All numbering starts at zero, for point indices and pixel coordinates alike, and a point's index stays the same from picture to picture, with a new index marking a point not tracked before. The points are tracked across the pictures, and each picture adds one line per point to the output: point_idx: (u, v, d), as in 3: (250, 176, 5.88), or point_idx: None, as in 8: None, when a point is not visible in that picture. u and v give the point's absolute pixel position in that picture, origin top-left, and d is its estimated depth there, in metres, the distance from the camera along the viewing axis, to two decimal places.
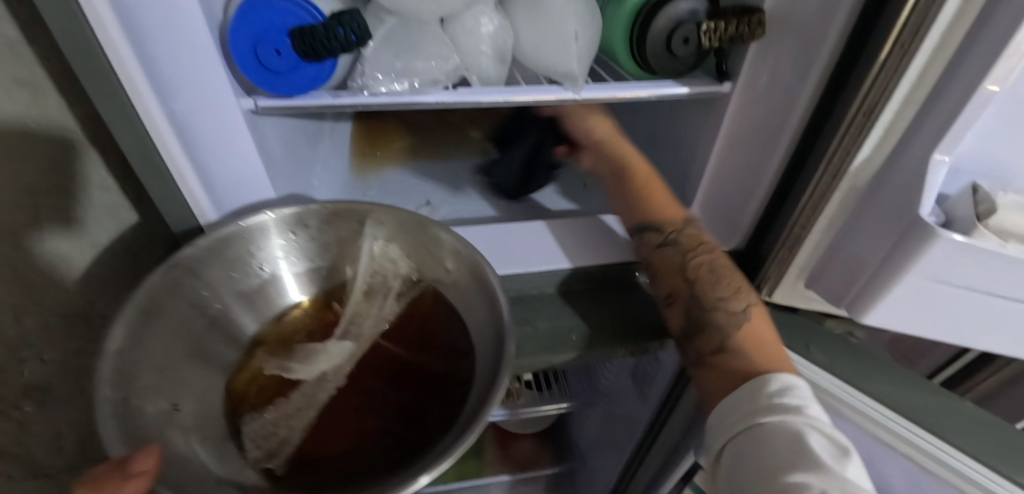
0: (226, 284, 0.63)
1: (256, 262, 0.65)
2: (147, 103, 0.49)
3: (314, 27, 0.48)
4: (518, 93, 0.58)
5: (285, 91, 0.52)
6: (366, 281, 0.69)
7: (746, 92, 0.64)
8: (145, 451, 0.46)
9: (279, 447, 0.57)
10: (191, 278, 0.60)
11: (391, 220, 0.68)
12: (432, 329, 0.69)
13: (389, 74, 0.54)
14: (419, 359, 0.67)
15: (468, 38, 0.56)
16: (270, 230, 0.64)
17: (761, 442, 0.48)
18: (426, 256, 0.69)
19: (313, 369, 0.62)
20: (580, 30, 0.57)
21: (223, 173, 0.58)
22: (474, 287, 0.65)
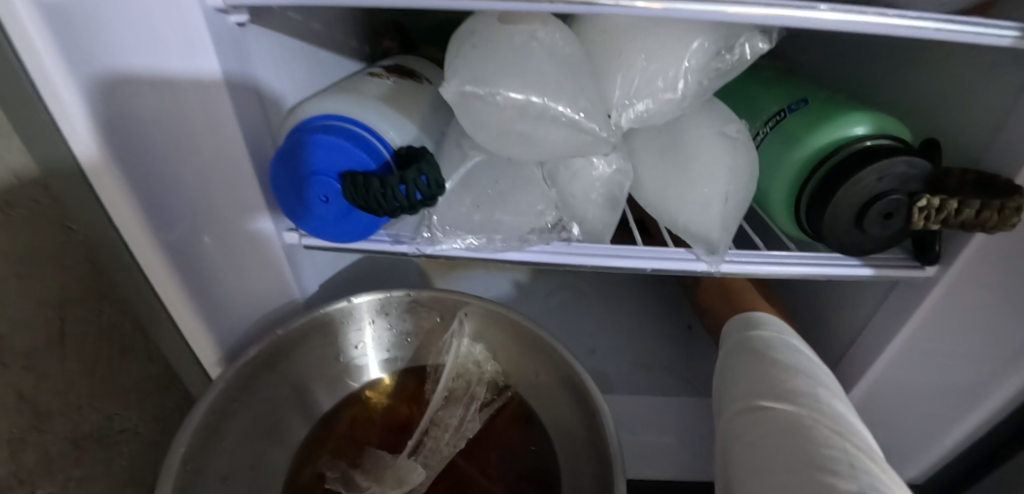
0: (295, 376, 0.53)
1: (331, 352, 0.55)
2: (142, 227, 0.42)
3: (371, 177, 0.36)
4: (630, 259, 0.44)
5: (329, 236, 0.42)
6: (448, 388, 0.56)
7: (963, 290, 0.44)
8: None
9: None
10: (264, 374, 0.50)
11: (486, 316, 0.57)
12: (515, 450, 0.54)
13: (462, 227, 0.42)
14: (502, 490, 0.50)
15: (572, 184, 0.42)
16: (351, 318, 0.55)
17: (747, 363, 0.46)
18: (519, 360, 0.57)
19: (382, 492, 0.48)
20: (727, 187, 0.41)
21: (250, 302, 0.49)
22: (570, 410, 0.52)
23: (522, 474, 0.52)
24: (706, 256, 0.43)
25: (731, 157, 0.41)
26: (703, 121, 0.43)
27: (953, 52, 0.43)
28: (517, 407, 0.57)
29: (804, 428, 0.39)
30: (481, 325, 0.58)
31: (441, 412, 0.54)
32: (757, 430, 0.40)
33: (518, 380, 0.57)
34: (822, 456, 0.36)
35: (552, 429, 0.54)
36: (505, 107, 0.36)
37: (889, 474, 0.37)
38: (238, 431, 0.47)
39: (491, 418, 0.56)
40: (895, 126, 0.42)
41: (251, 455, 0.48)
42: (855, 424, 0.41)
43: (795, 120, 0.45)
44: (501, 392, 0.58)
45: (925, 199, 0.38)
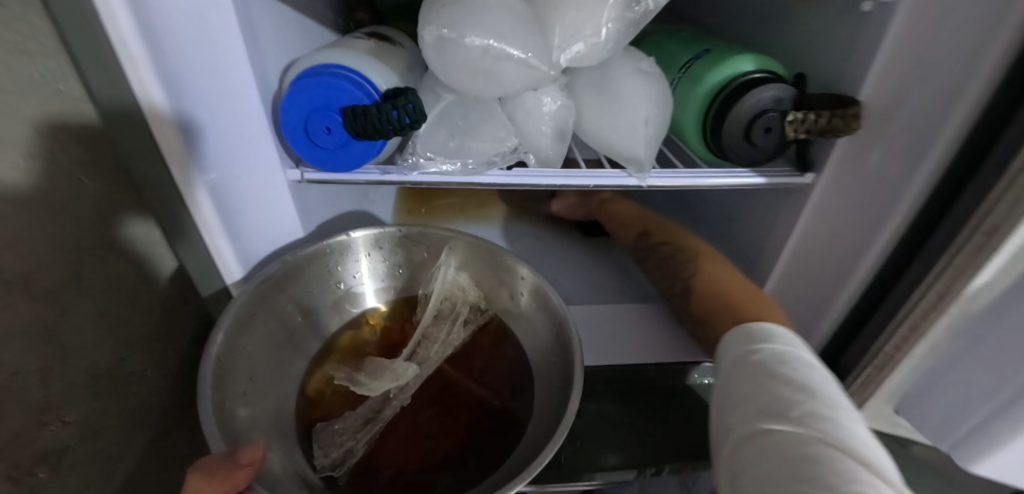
0: (302, 298, 0.61)
1: (332, 279, 0.63)
2: (186, 168, 0.46)
3: (367, 108, 0.45)
4: (576, 177, 0.54)
5: (329, 166, 0.50)
6: (437, 307, 0.65)
7: (833, 188, 0.57)
8: (252, 447, 0.44)
9: (344, 456, 0.52)
10: (276, 292, 0.57)
11: (467, 248, 0.66)
12: (494, 356, 0.64)
13: (440, 153, 0.51)
14: (485, 389, 0.61)
15: (527, 117, 0.53)
16: (348, 250, 0.63)
17: (748, 380, 0.45)
18: (499, 286, 0.66)
19: (383, 385, 0.56)
20: (649, 115, 0.52)
21: (262, 240, 0.56)
22: (541, 320, 0.62)
23: (501, 375, 0.62)
24: (635, 173, 0.55)
25: (650, 90, 0.52)
26: (627, 64, 0.54)
27: (811, 5, 0.56)
28: (496, 326, 0.66)
29: (816, 452, 0.37)
30: (464, 258, 0.66)
31: (432, 328, 0.63)
32: (767, 456, 0.39)
33: (496, 303, 0.66)
34: (832, 482, 0.35)
35: (525, 340, 0.64)
36: (472, 48, 0.46)
37: None
38: (257, 338, 0.55)
39: (474, 334, 0.65)
40: (774, 64, 0.55)
41: (270, 360, 0.57)
42: (876, 450, 0.39)
43: (699, 64, 0.56)
44: (482, 313, 0.66)
45: (793, 115, 0.51)
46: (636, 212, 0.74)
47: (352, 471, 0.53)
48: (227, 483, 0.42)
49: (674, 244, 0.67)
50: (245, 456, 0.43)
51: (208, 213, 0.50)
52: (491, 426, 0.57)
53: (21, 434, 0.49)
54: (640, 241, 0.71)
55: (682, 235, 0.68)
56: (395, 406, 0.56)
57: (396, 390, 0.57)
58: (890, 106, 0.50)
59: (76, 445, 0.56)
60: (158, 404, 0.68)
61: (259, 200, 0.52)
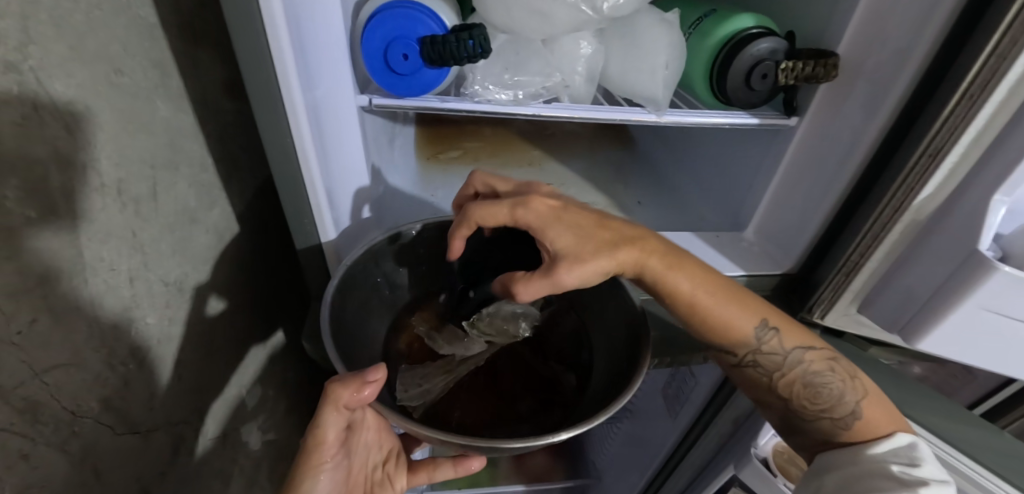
0: (394, 273, 0.65)
1: (418, 260, 0.67)
2: (294, 92, 0.51)
3: (445, 37, 0.53)
4: (606, 113, 0.63)
5: (399, 91, 0.57)
6: (517, 289, 0.66)
7: (811, 127, 0.69)
8: (376, 364, 0.43)
9: (422, 395, 0.60)
10: (372, 265, 0.62)
11: None
12: (563, 338, 0.67)
13: (497, 85, 0.60)
14: (551, 370, 0.65)
15: (568, 57, 0.62)
16: (432, 235, 0.66)
17: (874, 485, 0.53)
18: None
19: (461, 345, 0.63)
20: (669, 59, 0.62)
21: (336, 178, 0.60)
22: (608, 298, 0.63)
23: (569, 356, 0.65)
24: (653, 108, 0.64)
25: (671, 38, 0.62)
26: (651, 17, 0.63)
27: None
28: (572, 317, 0.67)
29: None
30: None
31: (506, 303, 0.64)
32: None
33: (574, 292, 0.67)
34: None
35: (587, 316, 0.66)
36: None
37: None
38: (357, 299, 0.60)
39: (548, 318, 0.68)
40: (770, 24, 0.66)
41: (369, 316, 0.62)
42: None
43: (706, 22, 0.67)
44: (558, 299, 0.68)
45: (787, 62, 0.61)
46: (715, 288, 0.61)
47: (426, 407, 0.59)
48: (357, 396, 0.43)
49: (817, 361, 0.62)
50: (370, 375, 0.42)
51: (304, 139, 0.54)
52: (554, 401, 0.62)
53: (117, 326, 0.55)
54: (761, 336, 0.61)
55: (806, 335, 0.63)
56: (468, 365, 0.63)
57: (465, 353, 0.63)
58: (858, 56, 0.62)
59: (156, 347, 0.61)
60: (219, 324, 0.74)
61: (332, 130, 0.57)
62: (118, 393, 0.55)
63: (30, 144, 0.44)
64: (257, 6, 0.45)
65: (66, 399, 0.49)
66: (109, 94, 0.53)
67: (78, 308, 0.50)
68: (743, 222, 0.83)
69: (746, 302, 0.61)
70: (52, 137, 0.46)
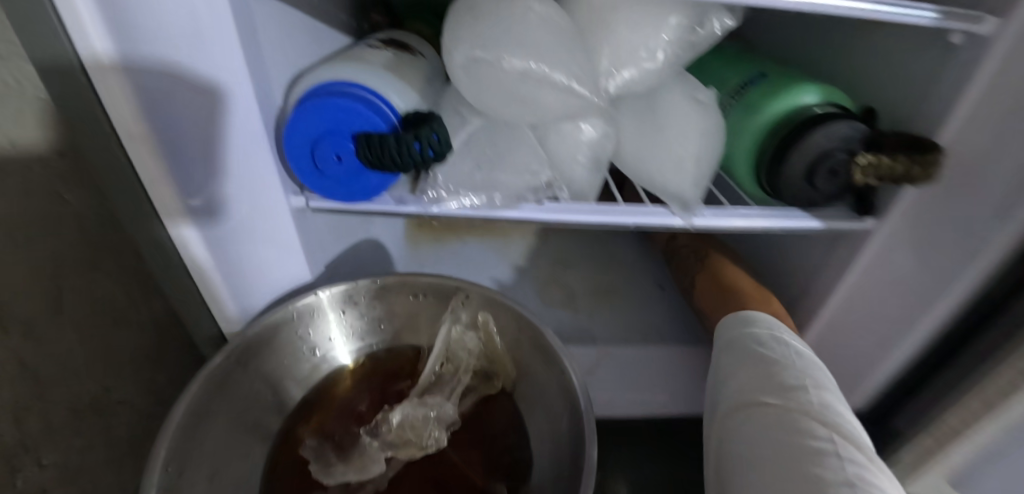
0: (278, 371, 0.56)
1: (308, 344, 0.58)
2: (165, 192, 0.42)
3: (385, 136, 0.39)
4: (611, 216, 0.48)
5: (338, 196, 0.44)
6: (436, 371, 0.60)
7: (894, 235, 0.52)
8: None
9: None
10: (239, 370, 0.52)
11: (472, 305, 0.61)
12: (494, 435, 0.58)
13: (466, 186, 0.45)
14: (482, 480, 0.54)
15: (563, 144, 0.46)
16: (321, 310, 0.57)
17: (766, 366, 0.50)
18: (511, 346, 0.60)
19: (369, 467, 0.52)
20: (699, 149, 0.46)
21: (268, 286, 0.51)
22: (556, 391, 0.55)
23: (500, 460, 0.55)
24: (679, 211, 0.48)
25: (701, 122, 0.46)
26: (677, 92, 0.47)
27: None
28: (504, 400, 0.60)
29: (794, 422, 0.45)
30: (465, 311, 0.61)
31: (413, 406, 0.56)
32: (750, 417, 0.47)
33: (503, 371, 0.60)
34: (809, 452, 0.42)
35: (524, 404, 0.59)
36: (508, 72, 0.39)
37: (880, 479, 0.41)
38: (221, 430, 0.50)
39: (479, 405, 0.60)
40: (839, 96, 0.49)
41: (242, 448, 0.52)
42: (844, 414, 0.47)
43: (750, 95, 0.51)
44: (488, 382, 0.61)
45: (863, 157, 0.45)
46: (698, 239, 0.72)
47: None
48: None
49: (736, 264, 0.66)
50: None
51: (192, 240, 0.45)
52: None
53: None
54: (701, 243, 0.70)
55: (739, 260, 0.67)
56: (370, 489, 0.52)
57: (358, 480, 0.52)
58: (975, 151, 0.44)
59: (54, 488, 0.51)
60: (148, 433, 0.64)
61: (253, 236, 0.46)
62: None
63: None
64: (95, 89, 0.36)
65: None
66: None
67: None
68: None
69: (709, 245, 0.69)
70: None
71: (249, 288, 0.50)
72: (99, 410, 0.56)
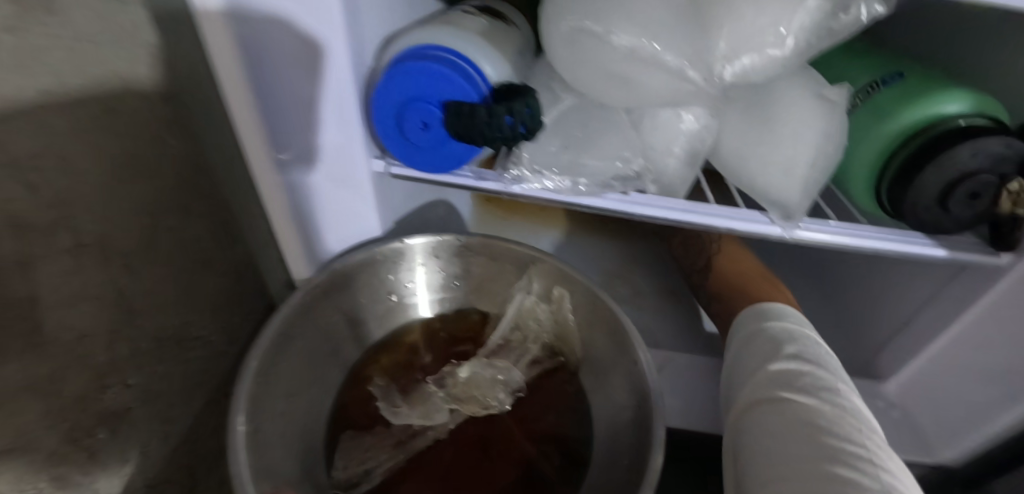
0: (351, 309, 0.53)
1: (384, 290, 0.54)
2: (257, 143, 0.42)
3: (476, 106, 0.37)
4: (701, 214, 0.45)
5: (421, 166, 0.43)
6: (504, 336, 0.55)
7: None
8: None
9: (361, 477, 0.46)
10: (321, 307, 0.50)
11: (550, 274, 0.54)
12: (557, 407, 0.52)
13: (550, 167, 0.43)
14: (535, 448, 0.49)
15: (658, 133, 0.43)
16: (399, 258, 0.53)
17: (783, 366, 0.47)
18: (586, 326, 0.53)
19: (431, 415, 0.49)
20: (816, 153, 0.41)
21: (338, 242, 0.51)
22: (620, 376, 0.49)
23: (557, 433, 0.50)
24: (780, 220, 0.44)
25: (823, 122, 0.40)
26: (799, 86, 0.42)
27: None
28: (568, 378, 0.54)
29: (826, 425, 0.41)
30: (541, 282, 0.55)
31: (483, 364, 0.52)
32: (773, 426, 0.43)
33: (574, 348, 0.54)
34: (841, 453, 0.39)
35: (590, 381, 0.52)
36: (616, 47, 0.36)
37: (910, 485, 0.38)
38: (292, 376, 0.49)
39: (541, 377, 0.54)
40: (994, 107, 0.42)
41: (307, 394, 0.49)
42: (871, 418, 0.44)
43: (886, 95, 0.44)
44: (554, 356, 0.55)
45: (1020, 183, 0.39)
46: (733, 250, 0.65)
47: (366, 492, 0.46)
48: None
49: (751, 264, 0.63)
50: None
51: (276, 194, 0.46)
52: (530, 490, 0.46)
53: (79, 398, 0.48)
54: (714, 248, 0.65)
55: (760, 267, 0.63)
56: (428, 436, 0.48)
57: (421, 424, 0.49)
58: None
59: (136, 408, 0.55)
60: (218, 370, 0.68)
61: (337, 194, 0.46)
62: (80, 466, 0.50)
63: None
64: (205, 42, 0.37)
65: (4, 488, 0.43)
66: (101, 135, 0.45)
67: (28, 387, 0.43)
68: (883, 368, 0.59)
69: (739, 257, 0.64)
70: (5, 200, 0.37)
71: (322, 243, 0.51)
72: (169, 345, 0.58)
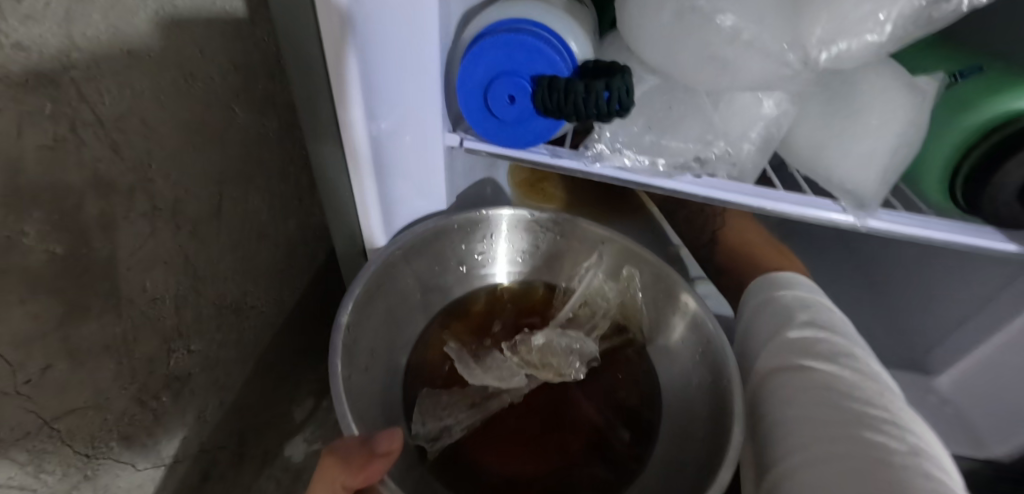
0: (425, 275, 0.55)
1: (455, 259, 0.56)
2: (353, 118, 0.41)
3: (571, 81, 0.37)
4: (774, 202, 0.45)
5: (500, 140, 0.43)
6: (573, 310, 0.57)
7: None
8: (388, 431, 0.38)
9: (439, 432, 0.50)
10: (388, 279, 0.51)
11: (626, 253, 0.55)
12: (625, 381, 0.54)
13: (631, 145, 0.43)
14: (603, 417, 0.52)
15: (740, 116, 0.42)
16: (478, 225, 0.55)
17: (798, 332, 0.49)
18: (653, 306, 0.55)
19: (507, 377, 0.52)
20: (900, 142, 0.41)
21: (408, 212, 0.51)
22: (688, 349, 0.52)
23: (624, 404, 0.53)
24: (853, 209, 0.44)
25: (909, 111, 0.40)
26: (886, 75, 0.42)
27: None
28: (635, 357, 0.55)
29: (849, 388, 0.42)
30: (615, 262, 0.57)
31: (557, 334, 0.54)
32: (796, 389, 0.44)
33: (641, 327, 0.56)
34: (865, 416, 0.40)
35: (657, 362, 0.54)
36: (720, 30, 0.37)
37: (931, 443, 0.39)
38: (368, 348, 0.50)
39: (608, 353, 0.56)
40: None
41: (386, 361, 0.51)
42: (889, 381, 0.45)
43: (965, 86, 0.44)
44: (622, 333, 0.57)
45: None
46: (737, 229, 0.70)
47: (445, 446, 0.50)
48: (361, 471, 0.37)
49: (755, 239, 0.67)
50: (380, 446, 0.37)
51: (363, 169, 0.45)
52: (598, 455, 0.50)
53: (153, 360, 0.50)
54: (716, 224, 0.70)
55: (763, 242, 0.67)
56: (503, 399, 0.52)
57: (496, 386, 0.52)
58: None
59: (198, 373, 0.57)
60: (268, 340, 0.69)
61: (421, 166, 0.46)
62: (146, 426, 0.52)
63: (64, 167, 0.35)
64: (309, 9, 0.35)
65: (78, 443, 0.45)
66: (183, 106, 0.45)
67: (105, 347, 0.44)
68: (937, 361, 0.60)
69: (743, 234, 0.68)
70: (93, 161, 0.38)
71: (390, 218, 0.51)
72: (228, 313, 0.59)
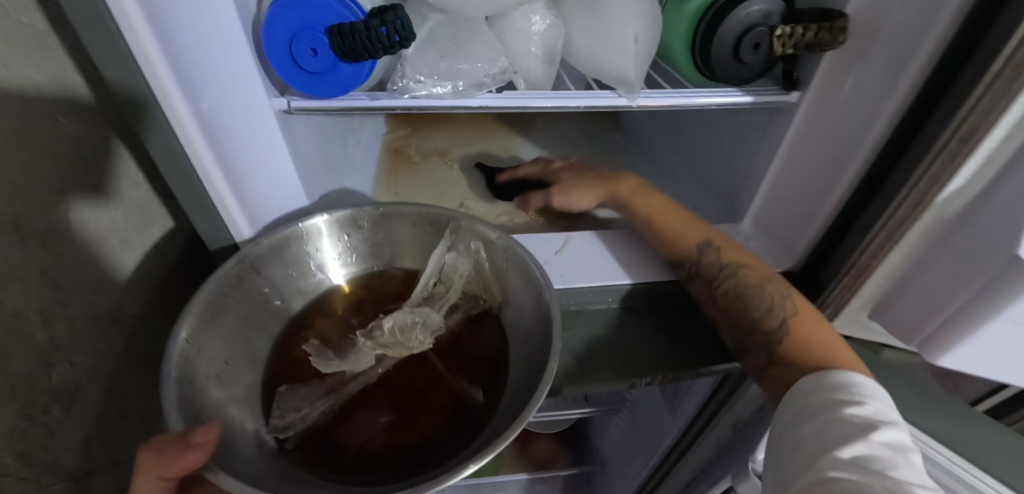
0: (285, 279, 0.60)
1: (310, 262, 0.61)
2: (174, 98, 0.45)
3: (355, 25, 0.43)
4: (569, 100, 0.52)
5: (319, 93, 0.48)
6: (428, 288, 0.62)
7: (816, 101, 0.57)
8: (205, 425, 0.43)
9: (297, 421, 0.52)
10: (249, 275, 0.56)
11: (469, 233, 0.62)
12: (480, 344, 0.61)
13: (431, 76, 0.50)
14: (460, 381, 0.57)
15: (516, 35, 0.52)
16: (320, 230, 0.60)
17: (852, 449, 0.41)
18: (499, 274, 0.62)
19: (359, 361, 0.56)
20: (638, 31, 0.52)
21: (259, 184, 0.54)
22: (526, 293, 0.59)
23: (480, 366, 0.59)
24: (624, 93, 0.52)
25: (638, 5, 0.51)
26: None
27: None
28: (493, 319, 0.62)
29: None
30: (460, 238, 0.63)
31: (405, 312, 0.59)
32: None
33: (492, 295, 0.63)
34: None
35: (508, 308, 0.61)
36: None
37: None
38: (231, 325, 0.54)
39: (467, 321, 0.62)
40: None
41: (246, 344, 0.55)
42: None
43: None
44: (477, 303, 0.63)
45: (783, 28, 0.50)
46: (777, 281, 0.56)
47: (301, 436, 0.52)
48: (178, 460, 0.41)
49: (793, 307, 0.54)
50: (195, 437, 0.42)
51: (198, 144, 0.49)
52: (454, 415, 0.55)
53: (31, 375, 0.50)
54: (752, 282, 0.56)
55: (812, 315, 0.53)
56: (360, 381, 0.56)
57: (351, 372, 0.56)
58: (872, 19, 0.49)
59: (84, 385, 0.57)
60: (143, 350, 0.68)
61: (260, 135, 0.50)
62: (42, 443, 0.52)
63: None
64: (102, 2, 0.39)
65: None
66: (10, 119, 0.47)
67: None
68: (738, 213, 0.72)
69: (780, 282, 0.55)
70: None
71: (242, 195, 0.54)
72: (100, 323, 0.60)
